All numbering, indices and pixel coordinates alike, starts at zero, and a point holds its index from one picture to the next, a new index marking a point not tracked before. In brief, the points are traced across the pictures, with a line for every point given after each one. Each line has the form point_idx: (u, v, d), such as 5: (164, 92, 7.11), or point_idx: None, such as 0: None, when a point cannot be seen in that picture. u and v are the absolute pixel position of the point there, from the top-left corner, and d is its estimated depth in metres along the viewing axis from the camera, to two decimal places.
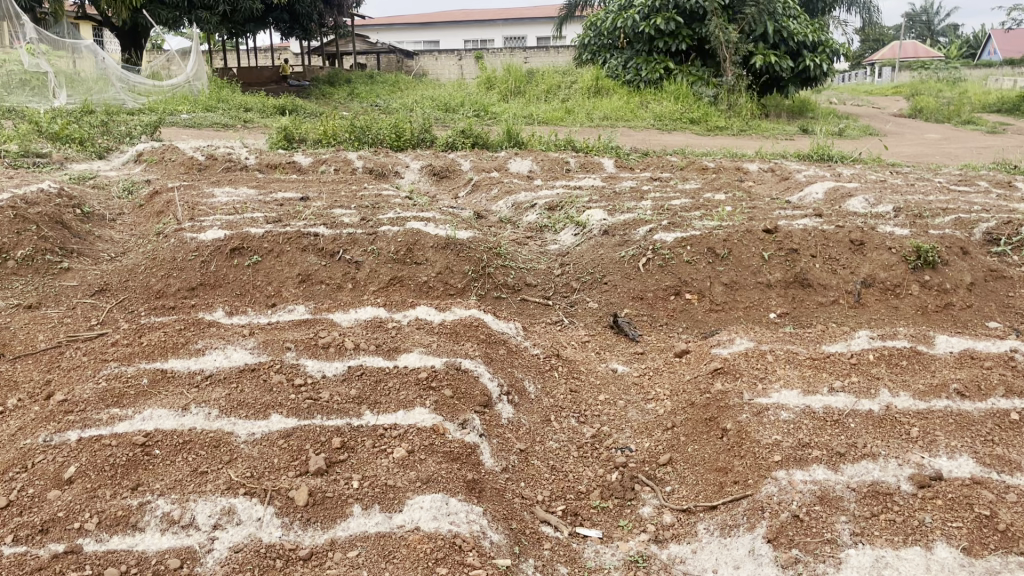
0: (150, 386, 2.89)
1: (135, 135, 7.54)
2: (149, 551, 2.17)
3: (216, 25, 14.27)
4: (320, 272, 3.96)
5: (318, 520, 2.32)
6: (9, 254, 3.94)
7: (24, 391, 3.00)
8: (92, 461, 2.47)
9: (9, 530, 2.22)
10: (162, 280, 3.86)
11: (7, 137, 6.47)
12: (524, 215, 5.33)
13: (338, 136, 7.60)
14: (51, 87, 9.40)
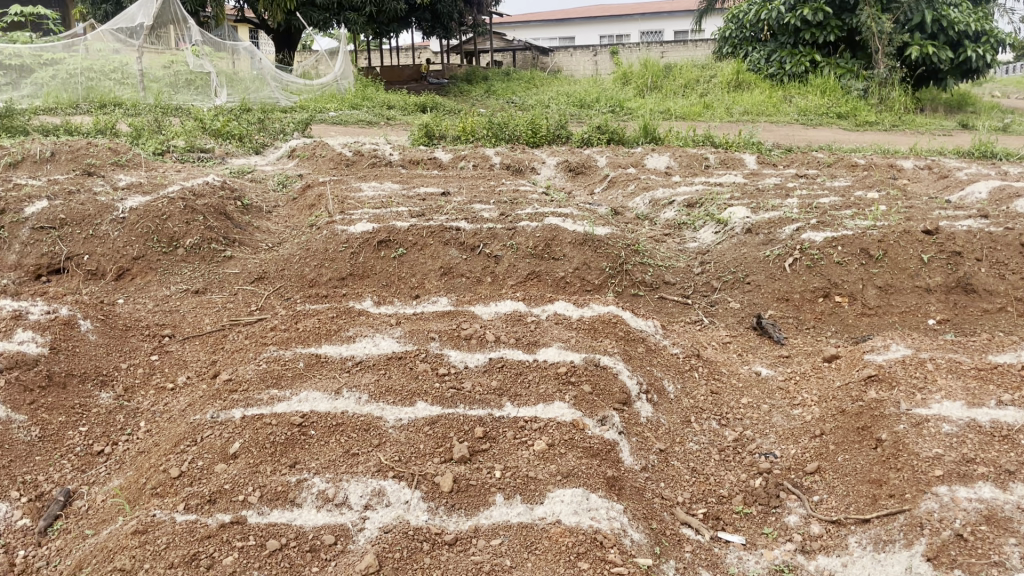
0: (305, 369, 3.06)
1: (288, 131, 7.95)
2: (306, 527, 2.29)
3: (362, 26, 14.83)
4: (461, 265, 4.05)
5: (463, 506, 2.38)
6: (179, 242, 4.24)
7: (192, 370, 3.32)
8: (255, 438, 2.63)
9: (182, 498, 2.40)
10: (315, 269, 4.06)
11: (175, 133, 6.98)
12: (662, 212, 5.27)
13: (476, 132, 7.73)
14: (212, 86, 10.06)
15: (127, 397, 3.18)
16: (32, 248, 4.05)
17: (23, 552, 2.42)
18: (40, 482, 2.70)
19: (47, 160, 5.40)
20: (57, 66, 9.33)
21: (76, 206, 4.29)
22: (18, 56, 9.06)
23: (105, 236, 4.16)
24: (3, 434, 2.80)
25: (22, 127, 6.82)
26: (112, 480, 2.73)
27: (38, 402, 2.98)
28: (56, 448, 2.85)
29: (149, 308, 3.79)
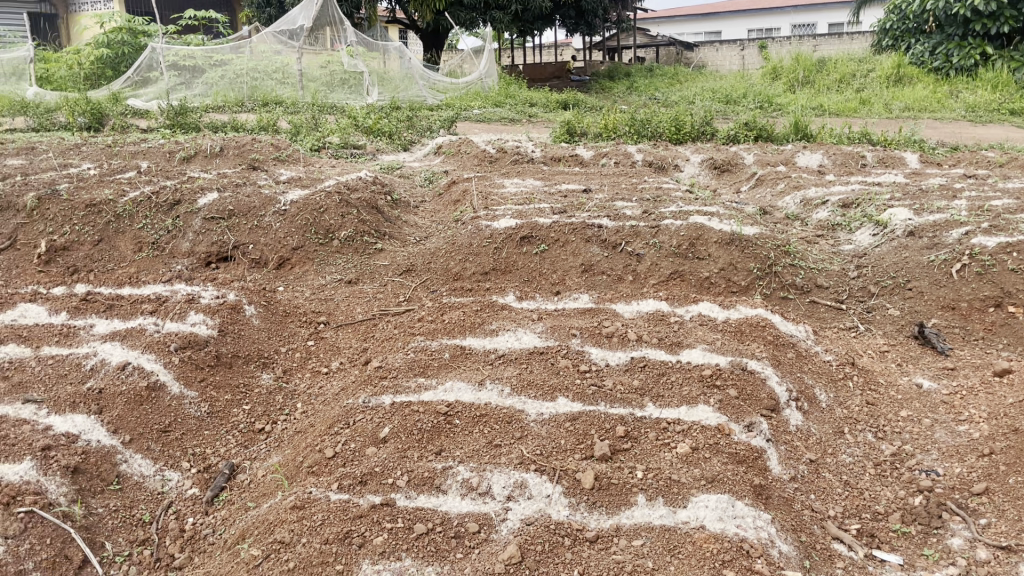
0: (451, 360, 3.13)
1: (435, 128, 8.17)
2: (451, 513, 2.35)
3: (507, 25, 15.03)
4: (603, 262, 4.03)
5: (605, 504, 2.37)
6: (334, 235, 4.44)
7: (345, 356, 3.48)
8: (403, 424, 2.73)
9: (336, 478, 2.51)
10: (460, 263, 4.15)
11: (330, 130, 7.34)
12: (814, 213, 5.05)
13: (618, 129, 7.66)
14: (365, 86, 10.41)
15: (286, 379, 3.37)
16: (203, 236, 4.33)
17: (193, 519, 2.62)
18: (207, 454, 2.91)
19: (216, 156, 5.77)
20: (226, 66, 9.97)
21: (243, 199, 4.57)
22: (192, 57, 9.84)
23: (268, 227, 4.42)
24: (176, 408, 3.03)
25: (194, 124, 7.33)
26: (271, 456, 2.90)
27: (208, 379, 3.21)
28: (222, 424, 3.06)
29: (306, 296, 4.00)
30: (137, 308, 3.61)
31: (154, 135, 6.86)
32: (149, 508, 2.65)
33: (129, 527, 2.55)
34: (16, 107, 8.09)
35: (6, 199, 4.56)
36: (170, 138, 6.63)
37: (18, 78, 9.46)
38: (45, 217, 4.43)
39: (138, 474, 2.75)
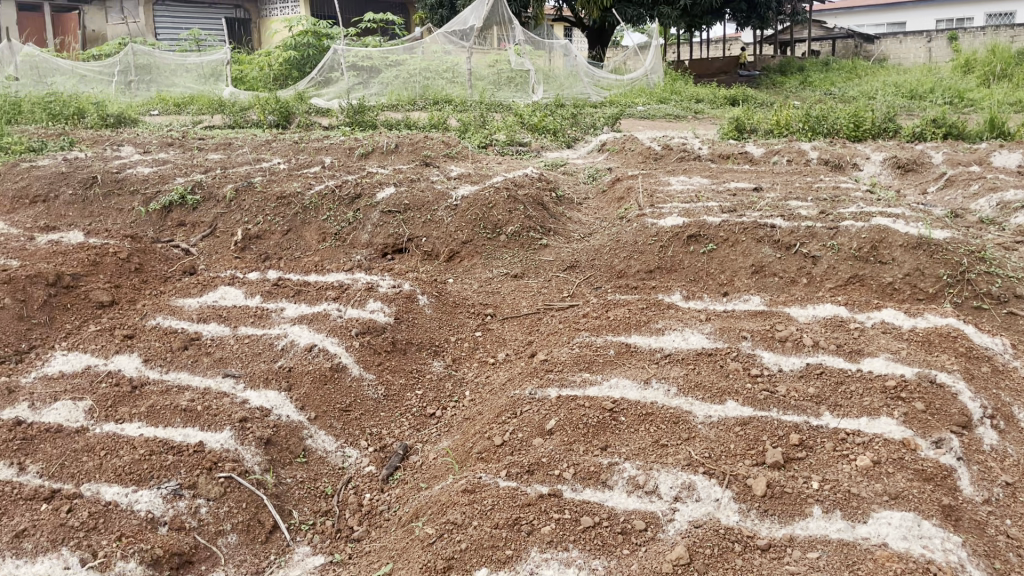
0: (616, 357, 3.13)
1: (599, 125, 8.17)
2: (617, 509, 2.36)
3: (676, 20, 14.80)
4: (775, 264, 3.90)
5: (777, 513, 2.30)
6: (502, 229, 4.54)
7: (511, 348, 3.56)
8: (570, 417, 2.76)
9: (504, 466, 2.59)
10: (624, 260, 4.14)
11: (497, 128, 7.46)
12: (1012, 216, 4.64)
13: (790, 125, 7.37)
14: (531, 83, 10.58)
15: (455, 367, 3.50)
16: (380, 229, 4.55)
17: (370, 495, 2.77)
18: (383, 435, 3.07)
19: (392, 152, 6.04)
20: (400, 66, 10.17)
21: (418, 193, 4.77)
22: (370, 57, 9.98)
23: (440, 221, 4.58)
24: (356, 389, 3.21)
25: (371, 121, 7.70)
26: (441, 441, 3.01)
27: (384, 364, 3.38)
28: (397, 407, 3.21)
29: (474, 288, 4.12)
30: (322, 294, 3.86)
31: (335, 132, 7.26)
32: (331, 482, 2.83)
33: (313, 498, 2.74)
34: (215, 106, 8.82)
35: (209, 190, 4.98)
36: (350, 135, 7.01)
37: (216, 79, 10.21)
38: (241, 208, 4.81)
39: (322, 449, 2.94)
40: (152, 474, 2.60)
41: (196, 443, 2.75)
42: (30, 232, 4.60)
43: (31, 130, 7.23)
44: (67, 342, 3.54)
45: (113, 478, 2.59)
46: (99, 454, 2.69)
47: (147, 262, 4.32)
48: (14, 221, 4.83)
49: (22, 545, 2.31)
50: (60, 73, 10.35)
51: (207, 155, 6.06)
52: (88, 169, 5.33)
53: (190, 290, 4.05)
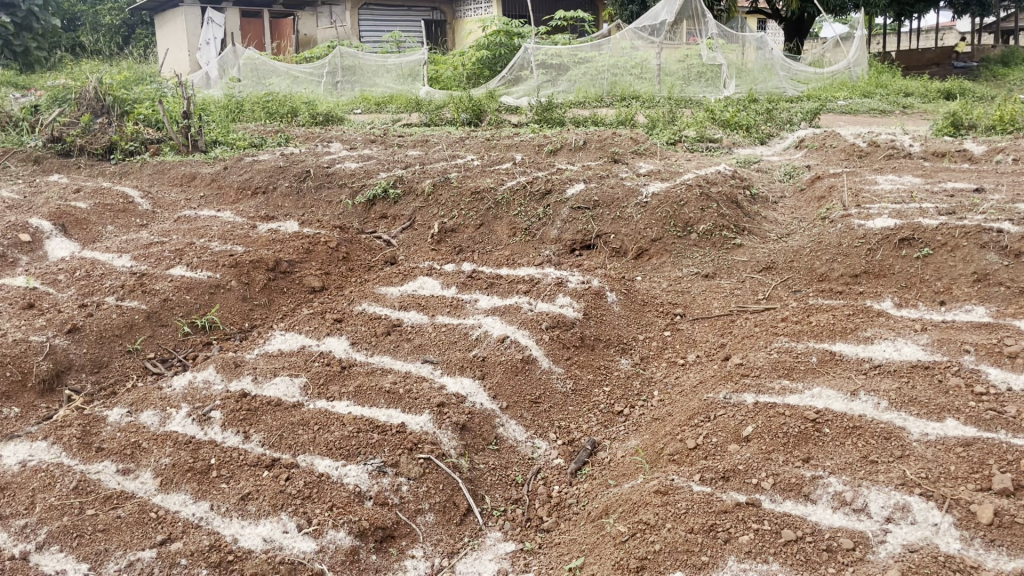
0: (818, 365, 2.97)
1: (795, 122, 7.81)
2: (821, 525, 2.24)
3: (883, 9, 13.86)
4: (1001, 272, 3.54)
5: (1007, 544, 2.08)
6: (693, 228, 4.42)
7: (702, 349, 3.47)
8: (768, 425, 2.65)
9: (697, 470, 2.54)
10: (826, 263, 3.92)
11: (687, 123, 7.28)
12: None
13: (1017, 121, 6.70)
14: (722, 78, 10.26)
15: (643, 366, 3.46)
16: (570, 224, 4.58)
17: (559, 487, 2.80)
18: (571, 429, 3.09)
19: (580, 149, 6.06)
20: (589, 63, 10.16)
21: (608, 189, 4.74)
22: (559, 55, 10.04)
23: (629, 218, 4.54)
24: (546, 381, 3.26)
25: (559, 118, 7.79)
26: (630, 439, 2.98)
27: (573, 359, 3.40)
28: (585, 402, 3.22)
29: (664, 287, 4.06)
30: (514, 287, 3.95)
31: (524, 129, 7.39)
32: (521, 471, 2.88)
33: (504, 486, 2.80)
34: (413, 105, 9.23)
35: (409, 184, 5.22)
36: (539, 131, 7.10)
37: (414, 79, 10.73)
38: (438, 202, 5.00)
39: (513, 439, 3.00)
40: (359, 451, 2.78)
41: (398, 424, 2.90)
42: (253, 221, 5.02)
43: (253, 128, 7.87)
44: (285, 322, 3.86)
45: (325, 452, 2.78)
46: (312, 429, 2.90)
47: (352, 251, 4.60)
48: (240, 210, 5.30)
49: (247, 507, 2.52)
50: (276, 74, 11.23)
51: (406, 151, 6.36)
52: (302, 163, 5.73)
53: (392, 278, 4.27)
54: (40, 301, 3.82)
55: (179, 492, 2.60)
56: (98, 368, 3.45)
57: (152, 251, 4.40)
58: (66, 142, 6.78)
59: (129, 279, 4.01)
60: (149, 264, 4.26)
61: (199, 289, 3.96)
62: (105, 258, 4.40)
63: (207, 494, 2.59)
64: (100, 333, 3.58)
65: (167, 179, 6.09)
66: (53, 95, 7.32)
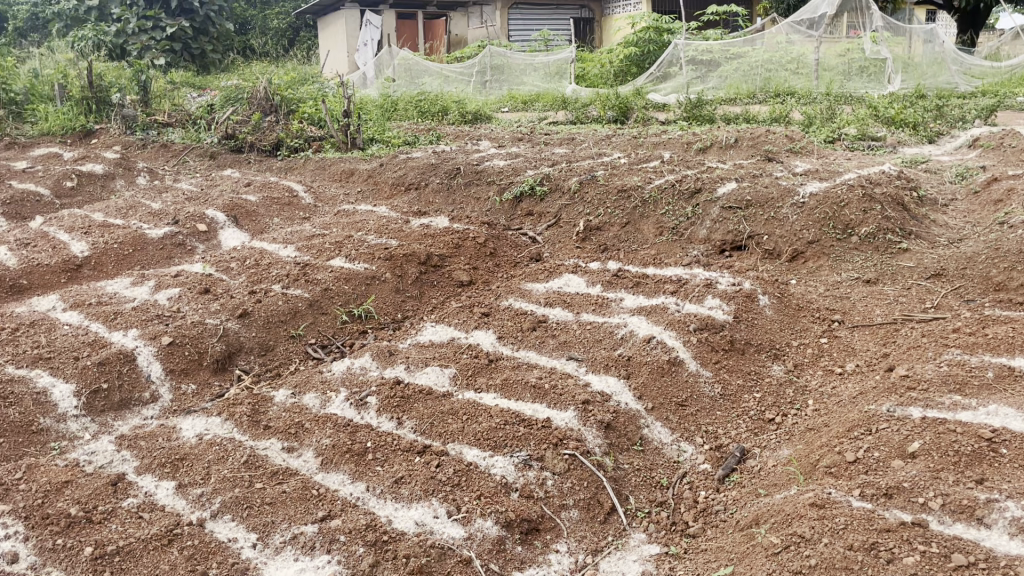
0: (995, 381, 2.76)
1: (969, 119, 7.27)
2: (997, 551, 2.08)
3: None
4: None
5: None
6: (854, 230, 4.21)
7: (861, 359, 3.31)
8: (937, 442, 2.49)
9: (857, 485, 2.42)
10: (1004, 272, 3.64)
11: (847, 120, 6.91)
12: None
13: None
14: (887, 73, 9.74)
15: (797, 373, 3.33)
16: (720, 224, 4.46)
17: (705, 493, 2.74)
18: (719, 434, 3.01)
19: (732, 147, 5.88)
20: (741, 59, 9.85)
21: (762, 188, 4.56)
22: (710, 51, 9.78)
23: (784, 219, 4.36)
24: (693, 385, 3.20)
25: (709, 116, 7.61)
26: (782, 448, 2.87)
27: (722, 362, 3.32)
28: (734, 408, 3.14)
29: (820, 292, 3.89)
30: (661, 287, 3.89)
31: (673, 127, 7.27)
32: (666, 474, 2.84)
33: (649, 488, 2.78)
34: (559, 103, 9.27)
35: (555, 182, 5.23)
36: (688, 129, 6.96)
37: (561, 77, 10.86)
38: (584, 200, 4.98)
39: (658, 441, 2.97)
40: (506, 442, 2.82)
41: (544, 419, 2.93)
42: (406, 216, 5.20)
43: (407, 126, 8.18)
44: (435, 314, 3.98)
45: (473, 442, 2.85)
46: (461, 419, 2.98)
47: (499, 247, 4.69)
48: (394, 205, 5.50)
49: (400, 491, 2.62)
50: (428, 74, 11.52)
51: (554, 149, 6.40)
52: (453, 160, 5.88)
53: (538, 275, 4.31)
54: (215, 286, 4.09)
55: (337, 472, 2.74)
56: (265, 352, 3.68)
57: (314, 243, 4.64)
58: (238, 139, 7.26)
59: (293, 268, 4.25)
60: (311, 255, 4.50)
61: (356, 280, 4.14)
62: (272, 248, 4.68)
63: (363, 475, 2.71)
64: (267, 318, 3.81)
65: (328, 175, 6.41)
66: (227, 96, 7.85)
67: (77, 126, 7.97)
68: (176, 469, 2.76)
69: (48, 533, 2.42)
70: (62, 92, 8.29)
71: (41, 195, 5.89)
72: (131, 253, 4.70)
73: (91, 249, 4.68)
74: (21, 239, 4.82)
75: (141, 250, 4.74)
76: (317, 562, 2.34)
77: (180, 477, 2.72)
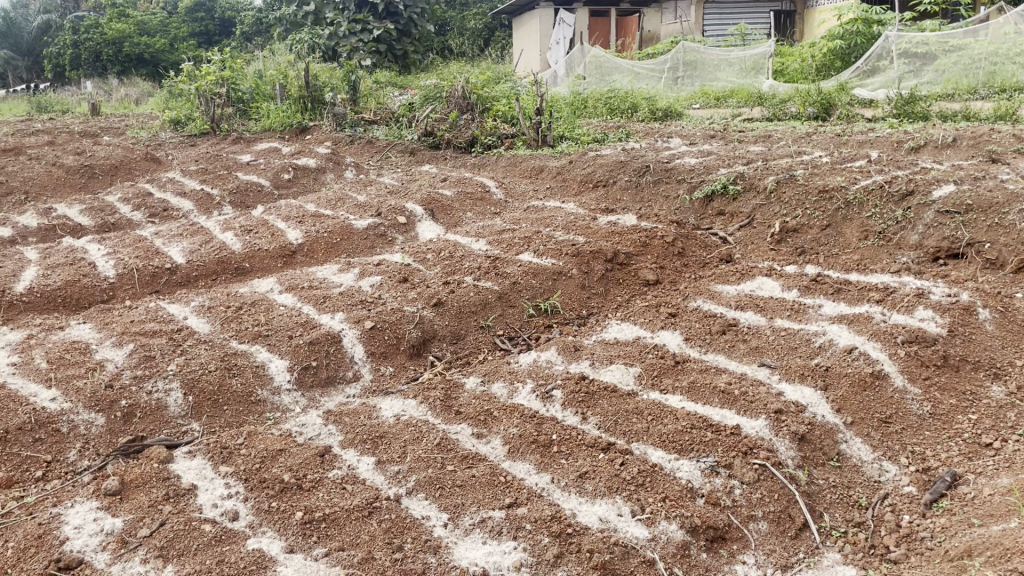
0: None
1: None
2: None
3: None
4: None
5: None
6: None
7: None
8: None
9: None
10: None
11: None
12: None
13: None
14: None
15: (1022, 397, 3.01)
16: (934, 230, 4.12)
17: (909, 518, 2.55)
18: (928, 456, 2.80)
19: (948, 146, 5.43)
20: (962, 51, 8.99)
21: (986, 192, 4.13)
22: (926, 43, 9.09)
23: (1011, 225, 3.91)
24: (899, 402, 2.99)
25: (922, 112, 7.06)
26: (1001, 477, 2.62)
27: (933, 379, 3.08)
28: (945, 429, 2.90)
29: None
30: (865, 295, 3.67)
31: (880, 124, 6.82)
32: (865, 493, 2.68)
33: (845, 506, 2.63)
34: (755, 99, 8.95)
35: (750, 180, 5.05)
36: (899, 127, 6.51)
37: (757, 73, 10.42)
38: (781, 200, 4.77)
39: (857, 458, 2.80)
40: (692, 447, 2.78)
41: (733, 425, 2.85)
42: (595, 213, 5.22)
43: (596, 123, 8.20)
44: (621, 312, 3.97)
45: (659, 443, 2.83)
46: (647, 419, 2.95)
47: (689, 247, 4.60)
48: (582, 202, 5.53)
49: (584, 485, 2.64)
50: (619, 70, 11.50)
51: (748, 147, 6.18)
52: (643, 158, 5.83)
53: (728, 276, 4.19)
54: (412, 275, 4.30)
55: (523, 461, 2.80)
56: (456, 340, 3.83)
57: (504, 238, 4.76)
58: (436, 136, 7.60)
59: (484, 261, 4.38)
60: (501, 249, 4.62)
61: (544, 275, 4.21)
62: (465, 241, 4.85)
63: (549, 467, 2.76)
64: (460, 308, 3.96)
65: (518, 172, 6.56)
66: (426, 94, 8.21)
67: (294, 123, 8.63)
68: (375, 445, 2.94)
69: (264, 495, 2.65)
70: (282, 91, 9.02)
71: (262, 185, 6.44)
72: (338, 242, 5.04)
73: (304, 237, 5.06)
74: (245, 225, 5.29)
75: (347, 239, 5.07)
76: (504, 547, 2.40)
77: (379, 454, 2.89)
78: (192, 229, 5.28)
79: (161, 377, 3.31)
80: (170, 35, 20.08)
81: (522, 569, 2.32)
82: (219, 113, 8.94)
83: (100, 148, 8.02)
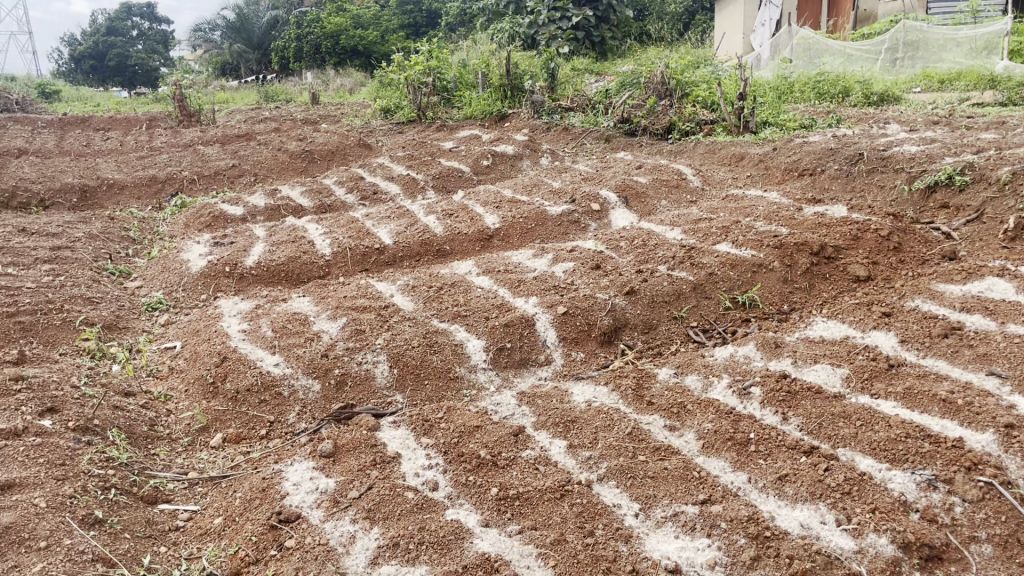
0: None
1: None
2: None
3: None
4: None
5: None
6: None
7: None
8: None
9: None
10: None
11: None
12: None
13: None
14: None
15: None
16: None
17: None
18: None
19: None
20: None
21: None
22: None
23: None
24: None
25: None
26: None
27: None
28: None
29: None
30: None
31: None
32: None
33: None
34: (987, 82, 8.14)
35: (981, 171, 4.59)
36: None
37: (988, 54, 9.55)
38: (1018, 192, 4.28)
39: None
40: (907, 457, 2.58)
41: (955, 438, 2.62)
42: (800, 203, 4.96)
43: (803, 108, 7.79)
44: (827, 309, 3.76)
45: (868, 451, 2.65)
46: (855, 424, 2.78)
47: (906, 241, 4.26)
48: (787, 191, 5.27)
49: (784, 488, 2.53)
50: (829, 53, 10.85)
51: (979, 134, 5.63)
52: (855, 145, 5.49)
53: (953, 275, 3.84)
54: (605, 262, 4.29)
55: (718, 458, 2.73)
56: (649, 329, 3.79)
57: (701, 226, 4.64)
58: (632, 123, 7.53)
59: (679, 250, 4.29)
60: (698, 238, 4.51)
61: (742, 266, 4.06)
62: (660, 229, 4.78)
63: (746, 466, 2.67)
64: (653, 297, 3.90)
65: (717, 159, 6.36)
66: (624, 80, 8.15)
67: (494, 110, 8.89)
68: (567, 430, 2.97)
69: (462, 469, 2.75)
70: (484, 80, 9.30)
71: (463, 171, 6.67)
72: (533, 227, 5.13)
73: (502, 222, 5.19)
74: (447, 209, 5.51)
75: (542, 225, 5.15)
76: (697, 544, 2.35)
77: (571, 438, 2.92)
78: (398, 212, 5.57)
79: (369, 350, 3.52)
80: (382, 27, 21.24)
81: (716, 567, 2.26)
82: (425, 101, 9.36)
83: (319, 134, 8.64)
